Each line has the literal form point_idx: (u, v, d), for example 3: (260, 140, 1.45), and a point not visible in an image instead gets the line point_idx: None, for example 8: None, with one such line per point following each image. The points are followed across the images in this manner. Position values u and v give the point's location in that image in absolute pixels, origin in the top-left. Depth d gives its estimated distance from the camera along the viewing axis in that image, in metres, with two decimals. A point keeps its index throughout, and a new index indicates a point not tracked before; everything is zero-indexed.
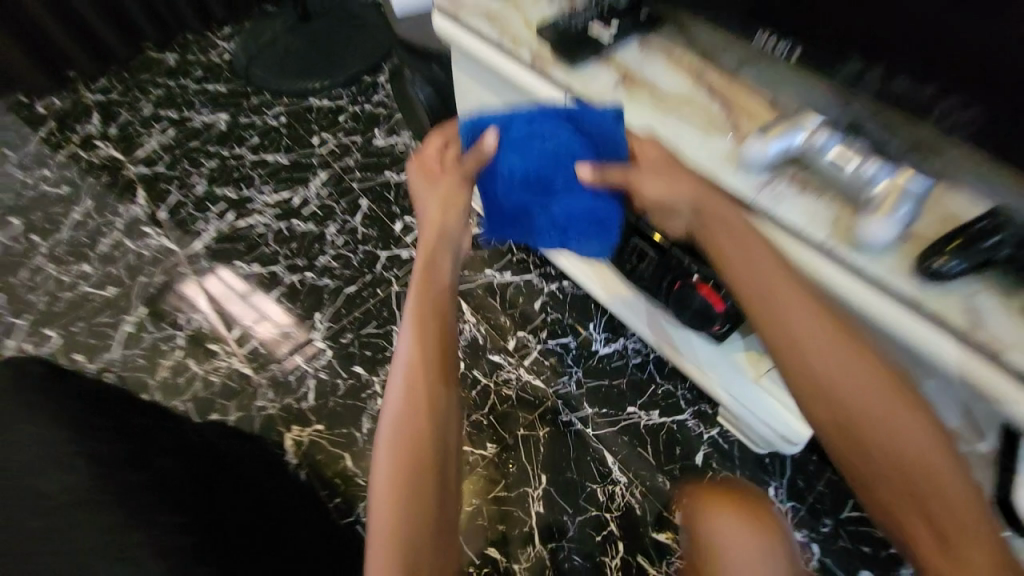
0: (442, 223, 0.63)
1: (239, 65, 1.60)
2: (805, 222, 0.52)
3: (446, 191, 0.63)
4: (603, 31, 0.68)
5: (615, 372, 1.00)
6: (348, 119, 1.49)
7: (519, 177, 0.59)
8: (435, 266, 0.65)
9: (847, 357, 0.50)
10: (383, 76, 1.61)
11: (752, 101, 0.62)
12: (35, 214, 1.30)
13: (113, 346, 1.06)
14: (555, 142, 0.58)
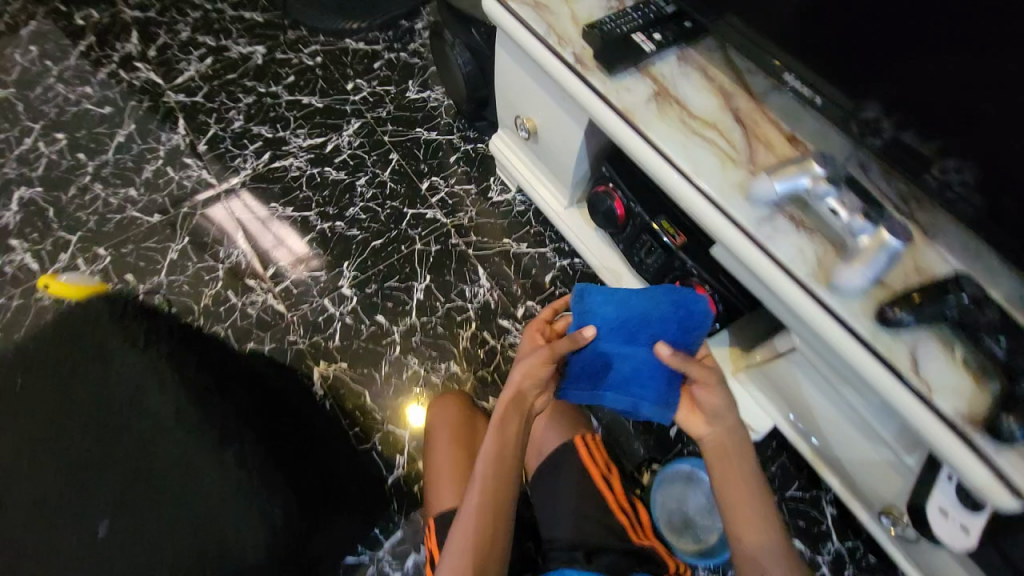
0: (529, 390, 0.72)
1: None
2: (792, 257, 0.60)
3: (543, 361, 0.71)
4: (646, 43, 0.72)
5: None
6: (383, 67, 1.49)
7: (608, 334, 0.72)
8: (521, 420, 0.71)
9: (776, 542, 0.66)
10: (421, 22, 1.58)
11: (770, 131, 0.67)
12: (80, 132, 1.35)
13: (160, 271, 1.17)
14: (639, 319, 0.71)
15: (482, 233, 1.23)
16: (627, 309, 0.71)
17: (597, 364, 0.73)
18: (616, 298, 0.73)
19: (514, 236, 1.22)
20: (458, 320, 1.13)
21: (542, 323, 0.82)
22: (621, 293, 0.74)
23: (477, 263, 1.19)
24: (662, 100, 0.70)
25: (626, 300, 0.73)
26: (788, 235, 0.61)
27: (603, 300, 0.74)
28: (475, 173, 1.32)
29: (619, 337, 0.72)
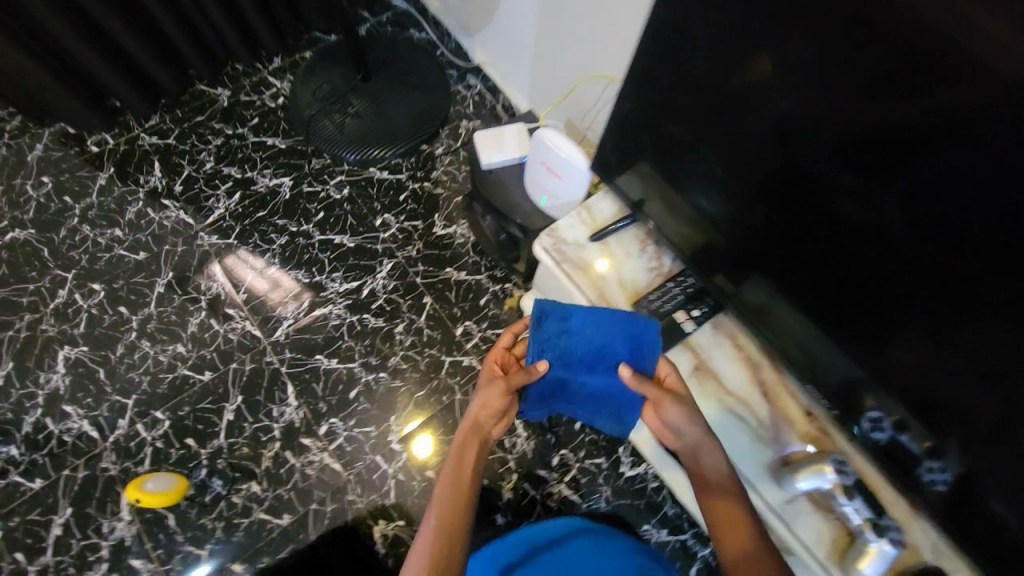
0: (494, 406, 0.91)
1: (299, 120, 1.61)
2: (814, 535, 0.81)
3: (501, 391, 0.89)
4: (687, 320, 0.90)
5: (636, 493, 1.26)
6: (409, 200, 1.57)
7: (563, 362, 0.87)
8: (480, 438, 0.92)
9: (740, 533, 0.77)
10: (441, 146, 1.65)
11: (793, 408, 0.89)
12: (118, 282, 1.38)
13: (219, 433, 1.25)
14: (588, 337, 0.85)
15: None
16: (582, 344, 0.86)
17: (554, 388, 0.91)
18: (569, 326, 0.86)
19: None
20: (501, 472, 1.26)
21: (502, 352, 1.00)
22: (576, 325, 0.85)
23: None
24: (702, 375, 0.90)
25: (585, 333, 0.85)
26: (806, 516, 0.82)
27: (557, 325, 0.86)
28: (505, 315, 1.43)
29: (567, 366, 0.88)
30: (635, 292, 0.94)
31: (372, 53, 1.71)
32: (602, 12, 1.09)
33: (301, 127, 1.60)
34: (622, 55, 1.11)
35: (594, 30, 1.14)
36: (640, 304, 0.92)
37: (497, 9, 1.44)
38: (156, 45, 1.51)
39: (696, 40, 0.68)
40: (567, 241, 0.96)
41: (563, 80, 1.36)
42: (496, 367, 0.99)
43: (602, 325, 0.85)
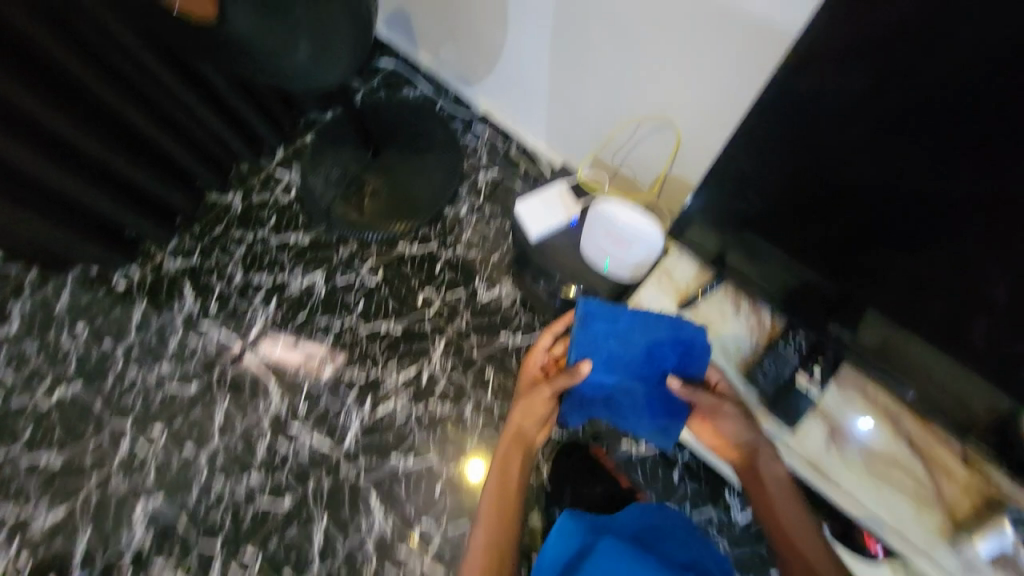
0: (537, 411, 1.03)
1: (317, 210, 1.56)
2: None
3: (546, 398, 1.02)
4: (809, 383, 0.86)
5: (754, 538, 1.20)
6: (445, 269, 1.51)
7: (609, 363, 0.96)
8: (525, 446, 1.04)
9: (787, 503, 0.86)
10: (464, 205, 1.59)
11: (943, 457, 0.83)
12: (177, 421, 1.35)
13: (313, 560, 1.21)
14: (638, 343, 0.93)
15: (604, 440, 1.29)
16: (627, 346, 0.94)
17: (598, 397, 1.00)
18: (614, 330, 0.94)
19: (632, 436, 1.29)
20: None
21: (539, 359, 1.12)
22: (623, 328, 0.93)
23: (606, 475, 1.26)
24: (839, 441, 0.85)
25: (627, 336, 0.94)
26: None
27: (603, 327, 0.95)
28: None
29: (615, 370, 0.96)
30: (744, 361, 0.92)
31: (374, 120, 1.63)
32: (638, 53, 1.00)
33: (321, 217, 1.55)
34: (665, 95, 1.02)
35: (627, 72, 1.05)
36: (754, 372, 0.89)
37: (499, 56, 1.35)
38: (162, 169, 1.44)
39: (830, 99, 0.62)
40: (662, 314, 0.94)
41: (586, 120, 1.27)
42: (535, 373, 1.12)
43: (647, 329, 0.92)
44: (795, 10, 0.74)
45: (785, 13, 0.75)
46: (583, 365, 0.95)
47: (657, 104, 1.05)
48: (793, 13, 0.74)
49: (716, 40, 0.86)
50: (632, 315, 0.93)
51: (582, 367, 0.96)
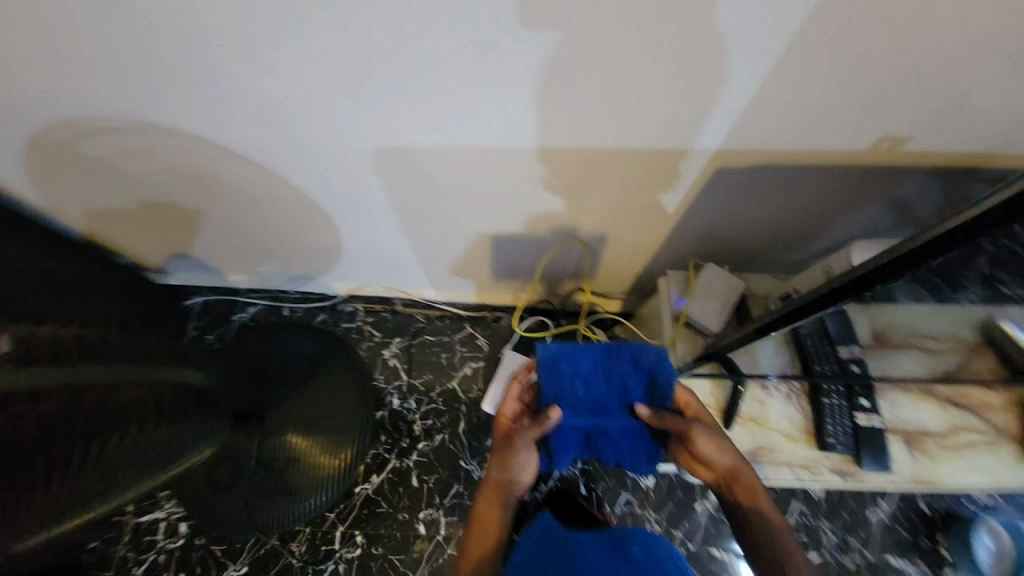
0: (510, 465, 0.84)
1: (239, 521, 1.19)
2: None
3: (518, 448, 0.82)
4: (868, 417, 0.77)
5: (840, 501, 1.24)
6: (423, 476, 1.28)
7: (583, 406, 0.76)
8: (504, 505, 0.86)
9: (768, 526, 0.72)
10: (393, 395, 1.37)
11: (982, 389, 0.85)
12: None
13: None
14: (605, 375, 0.75)
15: (678, 523, 1.23)
16: (592, 387, 0.75)
17: (572, 437, 0.80)
18: (578, 373, 0.75)
19: (699, 498, 1.24)
20: None
21: (513, 399, 0.89)
22: (587, 369, 0.75)
23: (705, 548, 1.21)
24: (918, 444, 0.79)
25: (593, 381, 0.75)
26: None
27: (568, 371, 0.75)
28: (614, 479, 1.25)
29: (591, 414, 0.76)
30: (808, 431, 0.79)
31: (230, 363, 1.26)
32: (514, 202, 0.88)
33: (247, 525, 1.19)
34: (562, 220, 0.93)
35: (508, 218, 0.93)
36: (834, 444, 0.76)
37: (346, 248, 1.14)
38: None
39: None
40: (727, 441, 0.78)
41: (478, 262, 1.14)
42: (510, 419, 0.89)
43: (617, 369, 0.74)
44: (681, 138, 0.67)
45: (671, 138, 0.68)
46: (554, 411, 0.75)
47: (554, 228, 0.96)
48: (677, 137, 0.67)
49: (598, 176, 0.78)
50: (601, 355, 0.75)
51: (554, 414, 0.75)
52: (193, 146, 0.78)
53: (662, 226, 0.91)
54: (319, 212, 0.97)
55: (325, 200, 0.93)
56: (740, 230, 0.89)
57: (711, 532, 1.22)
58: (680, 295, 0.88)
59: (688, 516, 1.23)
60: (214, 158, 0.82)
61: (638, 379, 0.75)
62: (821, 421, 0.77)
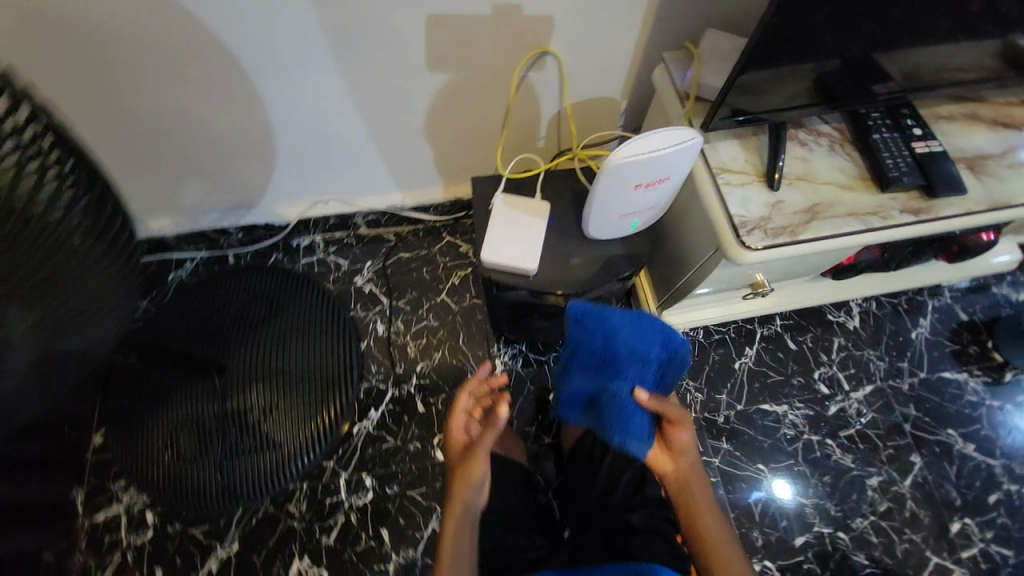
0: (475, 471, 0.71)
1: (244, 484, 0.98)
2: None
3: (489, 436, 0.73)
4: (927, 143, 0.68)
5: (880, 328, 1.16)
6: (428, 399, 1.13)
7: (595, 356, 0.81)
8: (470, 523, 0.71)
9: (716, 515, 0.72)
10: (378, 322, 1.19)
11: None
12: None
13: None
14: (626, 330, 0.81)
15: (719, 386, 1.10)
16: (608, 346, 0.80)
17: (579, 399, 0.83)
18: (603, 329, 0.80)
19: (736, 355, 1.12)
20: (823, 452, 1.06)
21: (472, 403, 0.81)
22: (614, 323, 0.80)
23: (757, 404, 1.09)
24: (980, 169, 0.70)
25: (614, 342, 0.80)
26: None
27: (593, 328, 0.81)
28: None
29: (599, 373, 0.81)
30: (864, 177, 0.68)
31: (180, 320, 1.05)
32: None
33: (246, 489, 0.97)
34: (533, 22, 0.79)
35: (473, 31, 0.79)
36: (900, 176, 0.65)
37: (283, 138, 0.94)
38: None
39: None
40: (777, 204, 0.66)
41: (446, 128, 0.99)
42: (461, 437, 0.77)
43: (619, 334, 0.80)
44: None
45: None
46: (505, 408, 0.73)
47: (527, 41, 0.82)
48: None
49: None
50: (633, 317, 0.83)
51: (501, 411, 0.73)
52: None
53: (645, 8, 0.79)
54: (235, 70, 0.79)
55: (240, 44, 0.75)
56: None
57: (757, 387, 1.10)
58: (684, 71, 0.75)
59: (728, 376, 1.10)
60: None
61: (649, 356, 0.80)
62: (879, 157, 0.66)
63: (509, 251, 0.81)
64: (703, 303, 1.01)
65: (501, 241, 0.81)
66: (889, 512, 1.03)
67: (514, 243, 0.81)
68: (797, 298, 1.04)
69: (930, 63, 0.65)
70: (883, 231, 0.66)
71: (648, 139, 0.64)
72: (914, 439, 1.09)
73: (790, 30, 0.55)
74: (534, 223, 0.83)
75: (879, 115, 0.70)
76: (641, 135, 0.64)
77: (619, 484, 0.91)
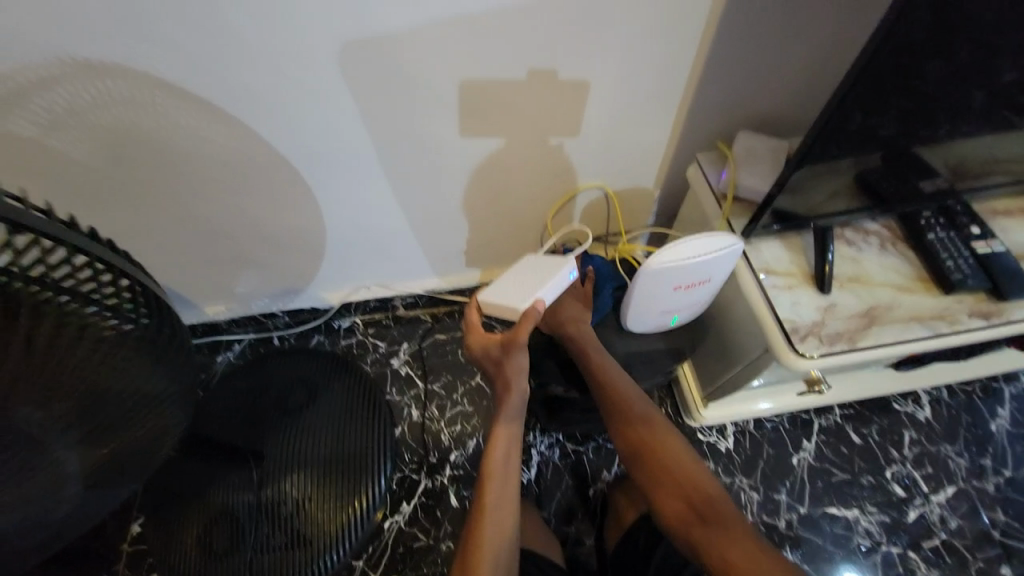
0: (512, 365, 0.73)
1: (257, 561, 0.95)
2: None
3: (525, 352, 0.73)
4: (986, 243, 0.65)
5: (956, 420, 1.06)
6: (461, 492, 1.09)
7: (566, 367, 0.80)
8: (503, 470, 0.72)
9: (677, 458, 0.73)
10: (412, 408, 1.18)
11: None
12: None
13: None
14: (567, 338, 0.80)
15: (776, 484, 1.00)
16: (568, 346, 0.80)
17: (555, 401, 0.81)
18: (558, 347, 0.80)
19: (793, 449, 1.03)
20: (907, 570, 0.93)
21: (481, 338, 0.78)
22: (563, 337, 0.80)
23: (822, 508, 0.98)
24: None
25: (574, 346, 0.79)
26: None
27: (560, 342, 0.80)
28: (690, 450, 1.03)
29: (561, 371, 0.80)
30: (925, 278, 0.66)
31: (223, 407, 1.07)
32: (521, 113, 0.80)
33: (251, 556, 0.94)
34: (568, 127, 0.84)
35: (512, 136, 0.84)
36: (965, 280, 0.63)
37: (332, 234, 1.01)
38: None
39: None
40: (831, 308, 0.64)
41: (484, 220, 1.03)
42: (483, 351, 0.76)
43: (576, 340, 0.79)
44: None
45: None
46: (539, 305, 0.74)
47: (565, 140, 0.86)
48: None
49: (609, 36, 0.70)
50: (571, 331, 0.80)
51: (520, 352, 0.73)
52: (153, 92, 0.69)
53: (675, 110, 0.83)
54: (293, 178, 0.87)
55: (301, 157, 0.83)
56: (764, 91, 0.81)
57: (820, 487, 1.00)
58: (719, 172, 0.77)
59: (786, 473, 1.01)
60: (176, 114, 0.72)
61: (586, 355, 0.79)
62: (937, 259, 0.65)
63: (504, 287, 0.80)
64: (755, 396, 0.97)
65: (503, 285, 0.80)
66: None
67: (511, 286, 0.79)
68: (856, 388, 0.97)
69: (986, 162, 0.65)
70: (952, 335, 0.63)
71: (686, 246, 0.65)
72: (1011, 552, 0.94)
73: (837, 145, 0.56)
74: (547, 277, 0.79)
75: (930, 213, 0.69)
76: (681, 242, 0.65)
77: None
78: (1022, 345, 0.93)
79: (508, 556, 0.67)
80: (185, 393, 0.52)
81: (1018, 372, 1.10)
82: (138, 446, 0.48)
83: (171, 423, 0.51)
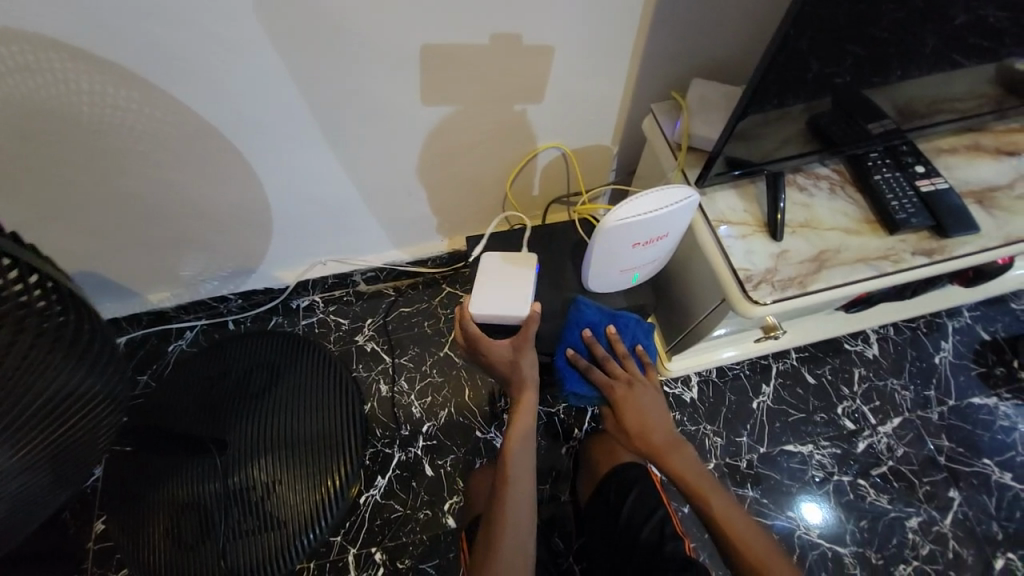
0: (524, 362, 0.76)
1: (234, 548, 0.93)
2: None
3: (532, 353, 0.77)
4: (931, 181, 0.67)
5: (902, 355, 1.12)
6: (436, 461, 1.09)
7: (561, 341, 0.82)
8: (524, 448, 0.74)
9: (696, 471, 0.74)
10: (380, 383, 1.17)
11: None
12: None
13: None
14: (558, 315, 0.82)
15: (738, 428, 1.05)
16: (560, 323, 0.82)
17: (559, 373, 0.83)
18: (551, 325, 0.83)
19: (753, 394, 1.08)
20: (858, 496, 1.00)
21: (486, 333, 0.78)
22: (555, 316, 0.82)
23: (780, 446, 1.03)
24: (990, 201, 0.71)
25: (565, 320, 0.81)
26: None
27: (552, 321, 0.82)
28: None
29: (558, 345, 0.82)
30: (873, 220, 0.67)
31: (179, 396, 1.02)
32: (468, 67, 0.75)
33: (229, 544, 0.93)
34: (520, 82, 0.79)
35: (461, 93, 0.79)
36: (909, 219, 0.64)
37: (277, 208, 0.94)
38: None
39: None
40: (783, 254, 0.65)
41: (439, 186, 0.99)
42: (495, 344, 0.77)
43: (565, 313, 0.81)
44: None
45: None
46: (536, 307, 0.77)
47: (516, 97, 0.82)
48: None
49: None
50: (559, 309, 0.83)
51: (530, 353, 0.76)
52: (44, 54, 0.61)
53: (630, 59, 0.79)
54: (225, 148, 0.80)
55: (231, 124, 0.76)
56: (717, 36, 0.78)
57: (778, 427, 1.05)
58: (674, 122, 0.76)
59: (747, 416, 1.06)
60: (78, 79, 0.64)
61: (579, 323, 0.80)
62: (883, 201, 0.66)
63: (489, 300, 0.78)
64: (718, 346, 1.00)
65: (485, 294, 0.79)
66: (936, 558, 0.96)
67: (494, 294, 0.79)
68: (810, 332, 1.01)
69: (932, 101, 0.65)
70: (897, 274, 0.65)
71: (644, 200, 0.63)
72: (950, 472, 1.02)
73: (788, 88, 0.55)
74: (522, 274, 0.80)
75: (877, 155, 0.69)
76: (639, 197, 0.63)
77: (639, 534, 0.84)
78: (962, 280, 0.98)
79: (529, 525, 0.70)
80: (114, 385, 0.48)
81: (957, 308, 1.17)
82: (67, 441, 0.44)
83: (102, 416, 0.47)
